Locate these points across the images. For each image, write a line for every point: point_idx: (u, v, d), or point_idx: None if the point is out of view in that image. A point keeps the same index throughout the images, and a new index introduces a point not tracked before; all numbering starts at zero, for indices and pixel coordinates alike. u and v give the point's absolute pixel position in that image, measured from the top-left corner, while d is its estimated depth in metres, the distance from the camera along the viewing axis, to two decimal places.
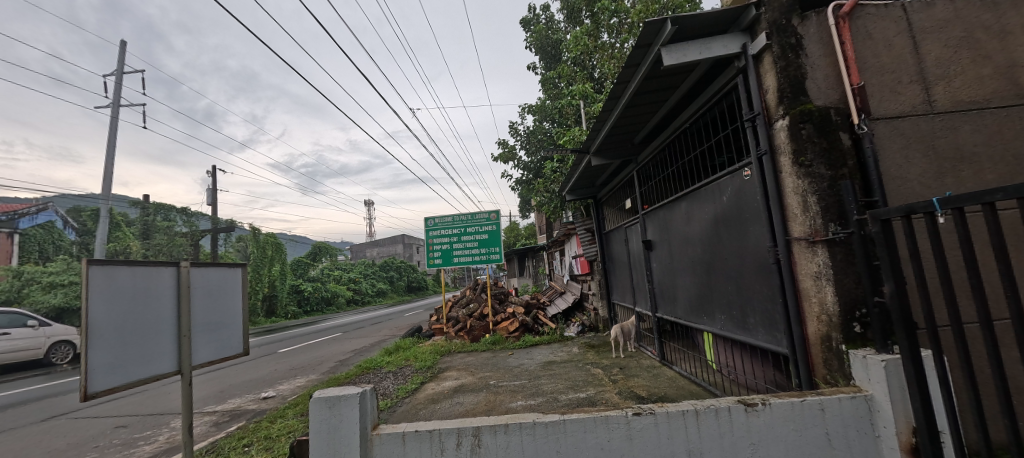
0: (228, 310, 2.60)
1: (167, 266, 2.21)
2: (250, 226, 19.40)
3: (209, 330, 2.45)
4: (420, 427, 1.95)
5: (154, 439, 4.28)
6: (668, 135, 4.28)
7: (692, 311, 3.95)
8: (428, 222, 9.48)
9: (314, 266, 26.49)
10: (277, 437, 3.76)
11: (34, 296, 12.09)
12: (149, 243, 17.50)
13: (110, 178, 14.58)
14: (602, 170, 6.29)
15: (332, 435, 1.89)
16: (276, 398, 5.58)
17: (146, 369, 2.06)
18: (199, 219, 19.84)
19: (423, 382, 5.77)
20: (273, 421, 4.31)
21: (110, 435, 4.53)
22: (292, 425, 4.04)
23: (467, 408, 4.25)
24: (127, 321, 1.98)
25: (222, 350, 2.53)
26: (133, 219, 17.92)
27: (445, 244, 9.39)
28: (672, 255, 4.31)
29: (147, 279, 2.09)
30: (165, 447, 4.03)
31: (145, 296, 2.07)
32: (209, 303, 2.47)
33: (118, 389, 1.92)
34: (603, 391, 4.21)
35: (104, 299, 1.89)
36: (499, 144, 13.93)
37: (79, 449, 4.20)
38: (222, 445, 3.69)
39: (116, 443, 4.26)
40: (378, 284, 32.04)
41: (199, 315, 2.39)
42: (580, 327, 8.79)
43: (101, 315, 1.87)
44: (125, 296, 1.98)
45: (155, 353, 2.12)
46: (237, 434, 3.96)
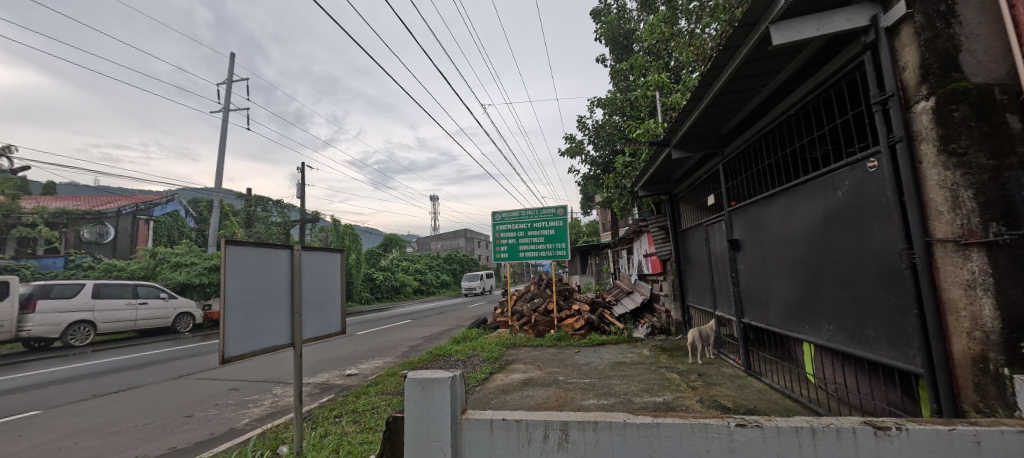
0: (328, 291, 2.82)
1: (283, 249, 2.45)
2: (332, 217, 21.19)
3: (315, 309, 2.68)
4: (507, 416, 1.96)
5: (261, 403, 4.82)
6: (764, 124, 3.90)
7: (788, 319, 3.57)
8: (495, 216, 9.69)
9: (385, 256, 28.30)
10: (362, 412, 4.04)
11: (165, 273, 14.28)
12: (252, 231, 19.86)
13: (221, 174, 16.73)
14: (682, 164, 5.90)
15: (425, 414, 1.97)
16: (359, 376, 6.03)
17: (266, 340, 2.29)
18: (290, 211, 22.14)
19: (491, 372, 5.89)
20: (358, 396, 4.65)
21: (225, 396, 5.19)
22: (375, 402, 4.33)
23: (537, 401, 4.26)
24: (253, 295, 2.23)
25: (325, 327, 2.76)
26: (239, 209, 20.47)
27: (511, 239, 9.48)
28: (764, 255, 3.93)
29: (269, 258, 2.35)
30: (269, 411, 4.52)
31: (266, 274, 2.32)
32: (314, 284, 2.69)
33: (247, 355, 2.16)
34: (681, 398, 3.96)
35: (236, 275, 2.14)
36: (566, 139, 13.71)
37: (203, 405, 4.87)
38: (317, 414, 4.05)
39: (231, 403, 4.87)
40: (442, 275, 33.44)
41: (308, 294, 2.63)
42: (650, 329, 8.39)
43: (234, 289, 2.11)
44: (252, 273, 2.23)
45: (273, 327, 2.35)
46: (328, 406, 4.32)
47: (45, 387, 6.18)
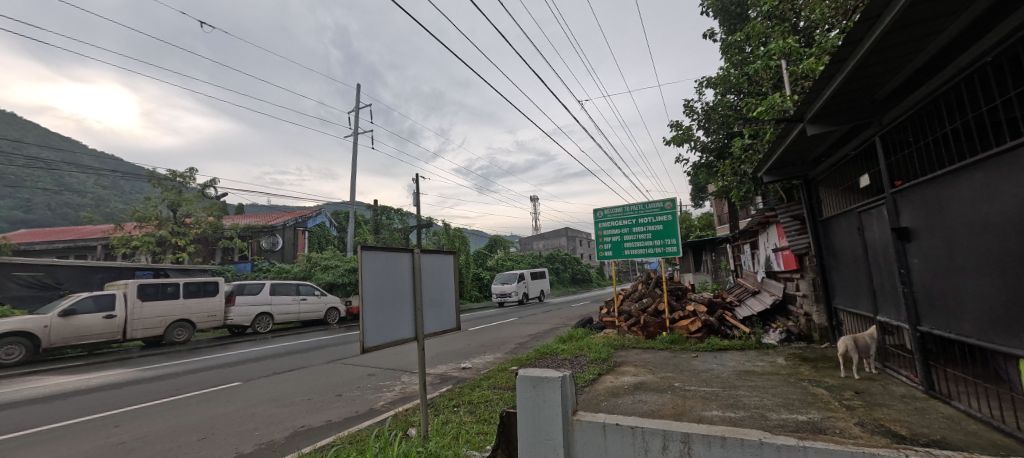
0: (443, 290, 3.04)
1: (405, 252, 2.72)
2: (443, 222, 22.99)
3: (433, 307, 2.91)
4: (621, 421, 1.87)
5: (393, 388, 5.44)
6: (943, 81, 3.09)
7: (992, 329, 2.78)
8: (597, 214, 9.46)
9: (491, 256, 29.73)
10: (477, 403, 4.28)
11: (317, 274, 17.10)
12: (379, 237, 22.66)
13: (354, 188, 19.40)
14: (821, 141, 5.00)
15: (537, 412, 1.99)
16: (472, 369, 6.42)
17: (395, 333, 2.56)
18: (409, 217, 24.65)
19: (600, 373, 5.74)
20: (473, 389, 4.94)
21: (365, 380, 6.00)
22: (488, 395, 4.55)
23: (651, 407, 4.02)
24: (384, 293, 2.51)
25: (442, 323, 2.98)
26: (369, 218, 23.51)
27: (615, 236, 9.14)
28: (951, 247, 3.11)
29: (394, 260, 2.62)
30: (400, 396, 5.07)
31: (394, 275, 2.60)
32: (432, 284, 2.94)
33: (382, 346, 2.43)
34: (833, 418, 3.36)
35: (371, 276, 2.43)
36: (672, 127, 12.72)
37: (349, 387, 5.69)
38: (439, 402, 4.42)
39: (369, 387, 5.61)
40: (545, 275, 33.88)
41: (427, 293, 2.87)
42: (784, 335, 7.30)
43: (370, 288, 2.41)
44: (383, 274, 2.52)
45: (400, 322, 2.61)
46: (448, 395, 4.68)
47: (244, 364, 7.92)
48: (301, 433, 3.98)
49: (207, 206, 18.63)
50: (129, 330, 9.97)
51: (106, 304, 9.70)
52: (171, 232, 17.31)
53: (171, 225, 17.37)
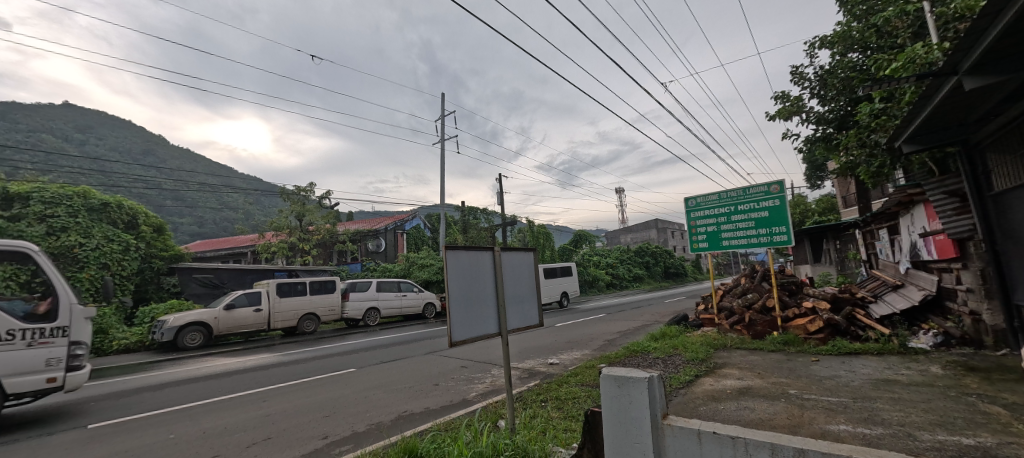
0: (524, 287, 3.06)
1: (486, 251, 2.81)
2: (527, 219, 23.32)
3: (516, 303, 2.96)
4: (719, 429, 1.71)
5: (484, 380, 5.68)
6: None
7: None
8: (689, 203, 8.78)
9: (577, 251, 29.40)
10: (564, 400, 4.26)
11: (414, 272, 18.58)
12: (467, 236, 23.81)
13: (443, 191, 20.64)
14: (988, 94, 3.98)
15: (624, 412, 1.91)
16: (560, 365, 6.41)
17: (480, 329, 2.65)
18: (494, 216, 25.48)
19: (698, 375, 5.32)
20: (561, 385, 4.94)
21: (458, 372, 6.35)
22: (576, 392, 4.50)
23: (761, 416, 3.61)
24: (469, 291, 2.62)
25: (525, 320, 3.02)
26: (458, 219, 24.82)
27: (711, 226, 8.40)
28: None
29: (477, 259, 2.72)
30: (490, 388, 5.27)
31: (477, 272, 2.70)
32: (514, 281, 2.98)
33: (468, 340, 2.54)
34: (1012, 445, 2.68)
35: (456, 274, 2.56)
36: (778, 99, 11.24)
37: (444, 377, 6.09)
38: (527, 396, 4.50)
39: (462, 378, 5.94)
40: (634, 269, 32.49)
41: (509, 291, 2.92)
42: (940, 339, 6.02)
43: (456, 286, 2.54)
44: (467, 272, 2.64)
45: (485, 318, 2.70)
46: (535, 390, 4.74)
47: (358, 353, 8.93)
48: (404, 418, 4.36)
49: (324, 214, 21.35)
50: (272, 321, 11.89)
51: (255, 299, 11.71)
52: (299, 238, 20.25)
53: (298, 232, 20.25)
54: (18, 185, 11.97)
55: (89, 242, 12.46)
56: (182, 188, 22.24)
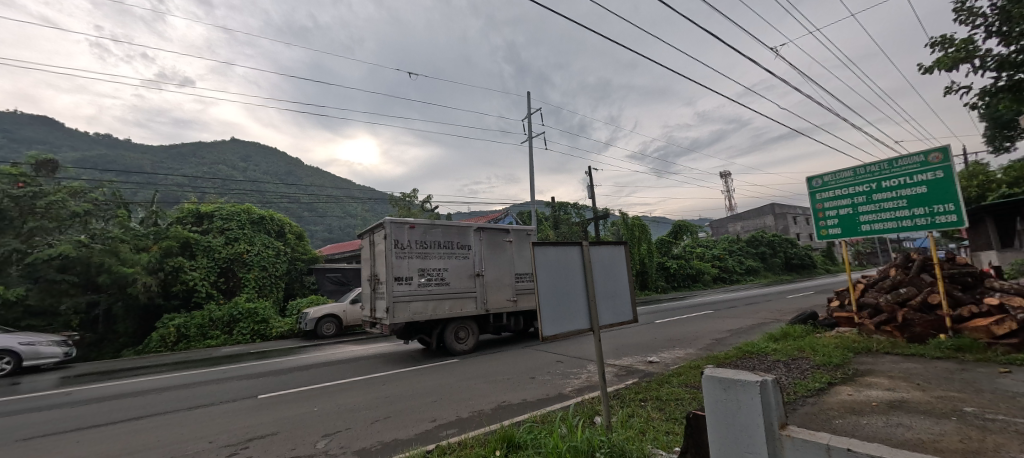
0: (616, 282, 2.97)
1: (575, 246, 2.78)
2: (620, 211, 22.46)
3: (607, 298, 2.88)
4: (855, 445, 1.46)
5: (580, 376, 5.65)
6: None
7: None
8: (814, 184, 7.64)
9: (677, 243, 27.47)
10: (666, 401, 4.03)
11: None
12: (559, 232, 23.84)
13: (532, 188, 20.95)
14: None
15: (732, 418, 1.75)
16: (661, 364, 6.07)
17: (571, 324, 2.65)
18: (585, 211, 25.05)
19: (831, 382, 4.61)
20: (662, 384, 4.69)
21: (554, 366, 6.42)
22: (680, 393, 4.23)
23: (919, 436, 3.00)
24: (558, 287, 2.63)
25: (618, 315, 2.92)
26: (548, 215, 24.97)
27: (845, 209, 7.17)
28: None
29: (565, 254, 2.71)
30: (586, 384, 5.23)
31: (566, 268, 2.70)
32: (605, 276, 2.91)
33: (559, 336, 2.56)
34: None
35: (545, 269, 2.60)
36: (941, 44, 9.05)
37: (540, 371, 6.20)
38: (625, 394, 4.36)
39: (558, 372, 6.00)
40: (747, 261, 29.23)
41: (600, 286, 2.86)
42: None
43: (545, 282, 2.57)
44: (556, 268, 2.65)
45: (575, 314, 2.69)
46: (633, 388, 4.59)
47: None
48: (502, 407, 4.55)
49: (426, 217, 23.26)
50: None
51: None
52: None
53: None
54: (206, 207, 15.66)
55: (252, 248, 15.64)
56: (314, 201, 26.14)
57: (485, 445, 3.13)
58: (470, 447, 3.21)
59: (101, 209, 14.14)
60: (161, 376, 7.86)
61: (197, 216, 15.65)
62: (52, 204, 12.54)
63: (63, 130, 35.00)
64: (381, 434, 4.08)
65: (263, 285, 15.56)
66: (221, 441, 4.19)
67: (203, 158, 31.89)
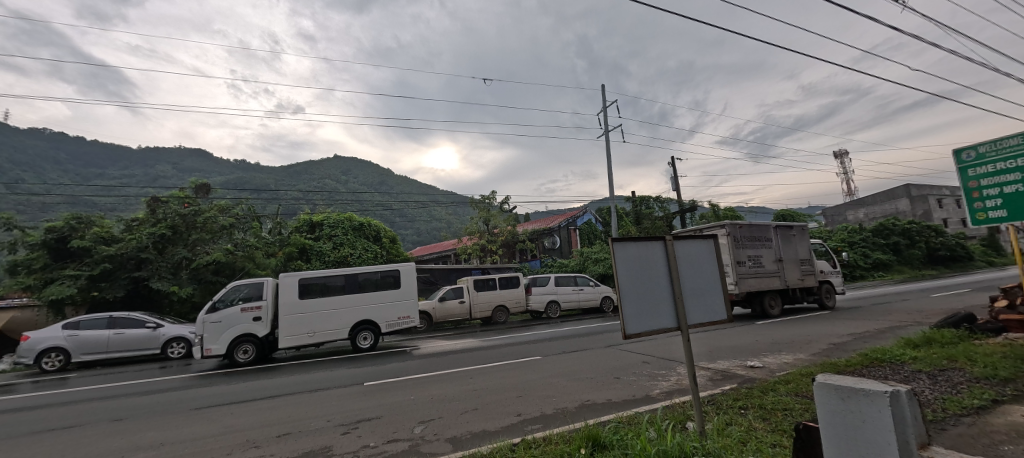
0: (707, 278, 2.74)
1: (657, 241, 2.63)
2: (710, 203, 20.75)
3: (696, 295, 2.67)
4: None
5: (669, 378, 5.36)
6: None
7: None
8: (964, 159, 6.29)
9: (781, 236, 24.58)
10: (772, 410, 3.63)
11: (590, 267, 18.90)
12: (642, 228, 22.84)
13: (611, 183, 20.35)
14: None
15: (856, 432, 1.51)
16: (764, 370, 5.49)
17: (656, 322, 2.52)
18: (670, 204, 23.61)
19: (996, 400, 3.76)
20: (765, 392, 4.25)
21: (640, 367, 6.17)
22: (788, 402, 3.79)
23: None
24: (641, 284, 2.52)
25: (709, 314, 2.69)
26: (630, 210, 24.01)
27: (1012, 186, 5.76)
28: None
29: (648, 249, 2.59)
30: (676, 387, 4.94)
31: (649, 263, 2.57)
32: (694, 272, 2.71)
33: (643, 334, 2.45)
34: None
35: (627, 265, 2.50)
36: None
37: (626, 371, 6.01)
38: (721, 400, 4.04)
39: (645, 373, 5.75)
40: (872, 253, 25.12)
41: (688, 283, 2.67)
42: None
43: (627, 279, 2.48)
44: (638, 264, 2.54)
45: (660, 312, 2.55)
46: (731, 394, 4.22)
47: (543, 342, 9.68)
48: (587, 406, 4.50)
49: (505, 217, 23.83)
50: (472, 311, 14.03)
51: (459, 293, 14.07)
52: (487, 241, 23.20)
53: (486, 235, 23.14)
54: (317, 216, 17.80)
55: (354, 252, 17.53)
56: (404, 207, 28.34)
57: (570, 442, 3.13)
58: (555, 443, 3.24)
59: (240, 221, 16.62)
60: (287, 363, 9.14)
61: (310, 225, 17.93)
62: (207, 219, 15.19)
63: (209, 158, 42.27)
64: (470, 424, 4.29)
65: None
66: (335, 420, 4.76)
67: (313, 174, 36.37)
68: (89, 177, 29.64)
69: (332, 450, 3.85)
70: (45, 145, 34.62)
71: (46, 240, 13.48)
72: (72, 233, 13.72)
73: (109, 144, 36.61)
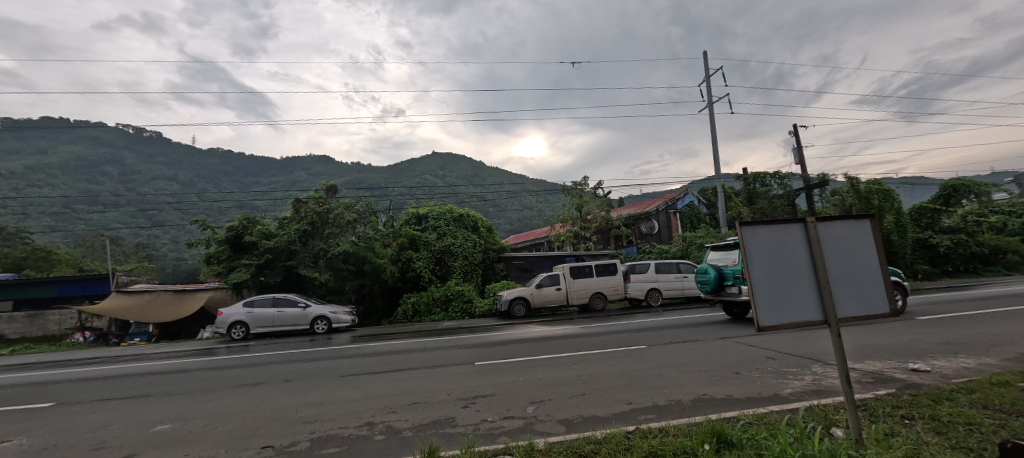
0: (863, 264, 2.35)
1: (795, 223, 2.35)
2: (846, 176, 17.63)
3: (848, 284, 2.31)
4: None
5: (803, 377, 4.78)
6: None
7: None
8: None
9: (950, 212, 19.85)
10: (951, 424, 3.02)
11: (694, 253, 17.58)
12: (757, 208, 20.45)
13: (717, 161, 18.57)
14: None
15: None
16: (934, 375, 4.57)
17: (798, 314, 2.26)
18: (792, 180, 20.65)
19: None
20: (936, 401, 3.54)
21: (764, 363, 5.61)
22: (977, 417, 3.10)
23: None
24: (777, 271, 2.29)
25: (866, 307, 2.31)
26: (740, 189, 21.61)
27: None
28: None
29: (784, 233, 2.33)
30: (812, 388, 4.38)
31: (785, 248, 2.32)
32: (846, 258, 2.34)
33: (781, 326, 2.23)
34: None
35: (757, 251, 2.30)
36: None
37: (747, 366, 5.52)
38: (874, 406, 3.49)
39: (772, 370, 5.19)
40: None
41: (836, 270, 2.33)
42: None
43: (757, 264, 2.29)
44: (772, 249, 2.31)
45: (801, 302, 2.29)
46: (888, 400, 3.61)
47: (646, 331, 9.35)
48: (705, 401, 4.24)
49: (599, 203, 23.28)
50: (570, 297, 14.08)
51: (555, 280, 14.22)
52: (580, 227, 22.99)
53: (580, 222, 22.86)
54: (423, 209, 19.43)
55: (456, 241, 18.68)
56: (498, 197, 29.45)
57: (692, 436, 2.99)
58: (675, 436, 3.11)
59: (361, 216, 18.52)
60: (406, 341, 10.26)
61: (417, 218, 19.51)
62: (336, 216, 17.55)
63: (333, 162, 48.58)
64: (580, 408, 4.36)
65: (465, 271, 18.53)
66: (455, 394, 5.22)
67: (415, 171, 39.69)
68: (249, 185, 36.39)
69: (456, 421, 4.25)
70: (219, 161, 43.23)
71: (228, 237, 16.92)
72: (245, 230, 17.00)
73: (261, 157, 44.40)
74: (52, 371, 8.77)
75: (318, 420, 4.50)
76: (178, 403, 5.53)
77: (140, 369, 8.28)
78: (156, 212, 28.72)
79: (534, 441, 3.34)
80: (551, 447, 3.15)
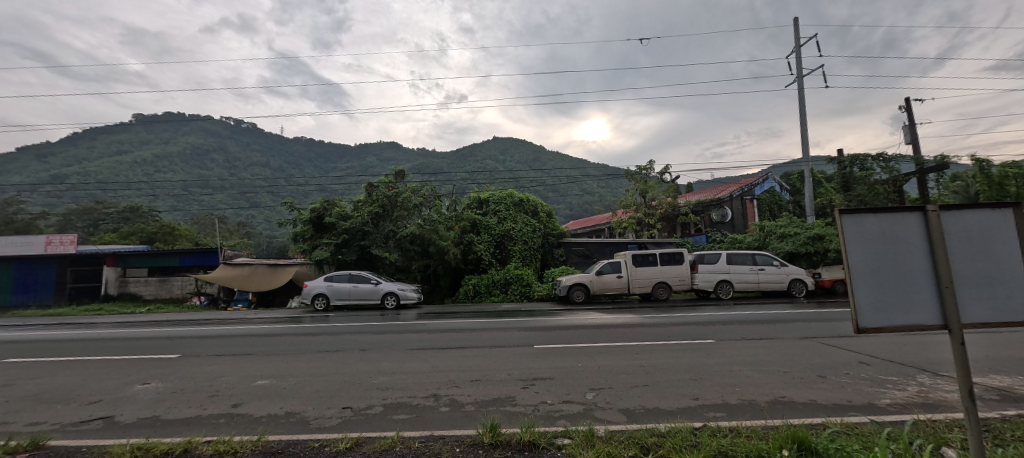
0: (1000, 260, 1.97)
1: (910, 212, 2.04)
2: (974, 158, 14.91)
3: (980, 284, 1.96)
4: None
5: (904, 387, 4.23)
6: None
7: None
8: None
9: None
10: None
11: (774, 243, 16.12)
12: (853, 195, 18.14)
13: (806, 142, 16.66)
14: None
15: None
16: None
17: (910, 316, 1.98)
18: (900, 163, 17.92)
19: None
20: None
21: (856, 368, 5.03)
22: None
23: None
24: (882, 266, 2.03)
25: (1005, 312, 1.94)
26: (833, 174, 19.24)
27: None
28: None
29: (895, 223, 2.04)
30: (917, 400, 3.86)
31: (894, 241, 2.04)
32: (974, 253, 1.99)
33: (887, 329, 1.97)
34: None
35: (859, 243, 2.06)
36: None
37: (835, 370, 4.99)
38: (999, 427, 2.99)
39: (867, 377, 4.63)
40: None
41: (963, 266, 1.98)
42: None
43: (858, 258, 2.05)
44: (877, 241, 2.05)
45: (915, 302, 1.99)
46: (1020, 422, 3.07)
47: (715, 324, 8.83)
48: (784, 403, 3.92)
49: (665, 189, 22.14)
50: (632, 286, 13.67)
51: (616, 268, 13.85)
52: (645, 214, 22.07)
53: (644, 208, 21.91)
54: (485, 193, 19.85)
55: (516, 226, 18.84)
56: (559, 182, 29.16)
57: (769, 440, 2.78)
58: (749, 438, 2.92)
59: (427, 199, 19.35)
60: (468, 321, 10.65)
61: (478, 202, 19.97)
62: (404, 199, 18.58)
63: (401, 148, 51.23)
64: (642, 399, 4.25)
65: (526, 255, 18.74)
66: (515, 374, 5.35)
67: (478, 156, 40.49)
68: (328, 170, 39.63)
69: (516, 400, 4.35)
70: (303, 148, 47.51)
71: (312, 217, 18.59)
72: (326, 211, 18.60)
73: (339, 144, 47.97)
74: (176, 328, 10.39)
75: (390, 387, 4.86)
76: (277, 361, 6.32)
77: (242, 331, 9.50)
78: (254, 194, 32.35)
79: (595, 428, 3.31)
80: (612, 436, 3.10)
